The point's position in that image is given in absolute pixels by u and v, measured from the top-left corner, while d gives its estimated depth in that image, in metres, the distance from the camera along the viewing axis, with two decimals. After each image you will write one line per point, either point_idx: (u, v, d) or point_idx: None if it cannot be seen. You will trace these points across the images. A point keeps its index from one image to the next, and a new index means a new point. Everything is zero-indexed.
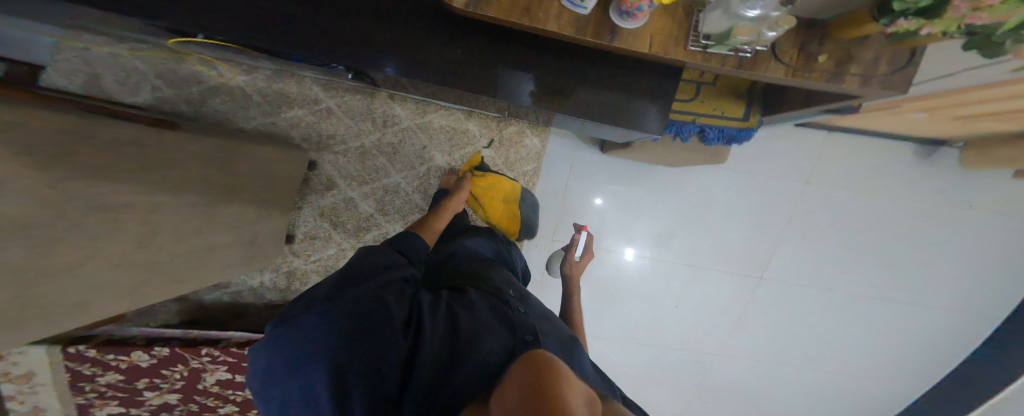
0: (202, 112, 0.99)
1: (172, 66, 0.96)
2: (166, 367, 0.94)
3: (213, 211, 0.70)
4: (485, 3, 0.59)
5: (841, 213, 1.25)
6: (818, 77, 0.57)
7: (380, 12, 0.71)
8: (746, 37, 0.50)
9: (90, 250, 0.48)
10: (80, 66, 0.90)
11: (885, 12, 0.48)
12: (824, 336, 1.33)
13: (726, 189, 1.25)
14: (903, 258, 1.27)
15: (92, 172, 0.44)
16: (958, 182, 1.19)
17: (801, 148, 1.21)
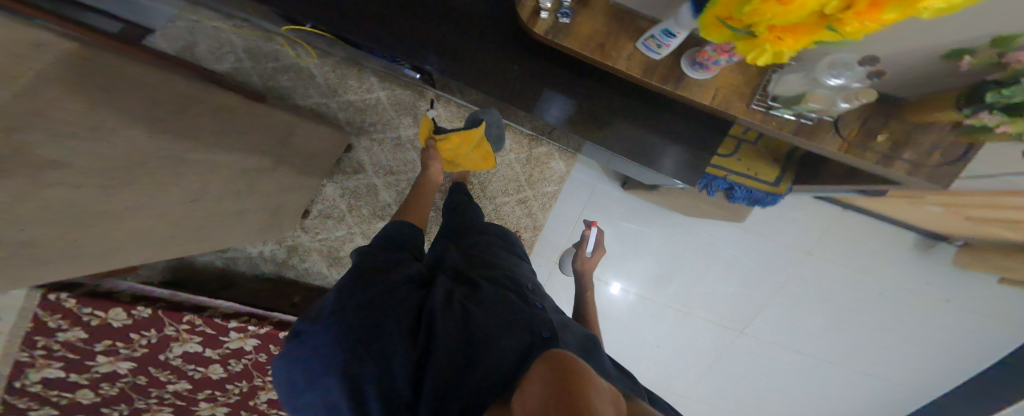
0: (271, 85, 1.09)
1: (259, 43, 1.08)
2: (141, 330, 0.84)
3: (229, 172, 0.68)
4: (565, 35, 0.64)
5: (833, 288, 1.30)
6: (872, 156, 0.59)
7: (457, 22, 0.81)
8: (819, 104, 0.53)
9: (93, 189, 0.47)
10: (183, 34, 1.04)
11: (973, 102, 0.56)
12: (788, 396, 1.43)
13: (731, 246, 1.30)
14: (877, 338, 1.34)
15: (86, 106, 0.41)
16: (947, 280, 1.24)
17: (814, 219, 1.23)
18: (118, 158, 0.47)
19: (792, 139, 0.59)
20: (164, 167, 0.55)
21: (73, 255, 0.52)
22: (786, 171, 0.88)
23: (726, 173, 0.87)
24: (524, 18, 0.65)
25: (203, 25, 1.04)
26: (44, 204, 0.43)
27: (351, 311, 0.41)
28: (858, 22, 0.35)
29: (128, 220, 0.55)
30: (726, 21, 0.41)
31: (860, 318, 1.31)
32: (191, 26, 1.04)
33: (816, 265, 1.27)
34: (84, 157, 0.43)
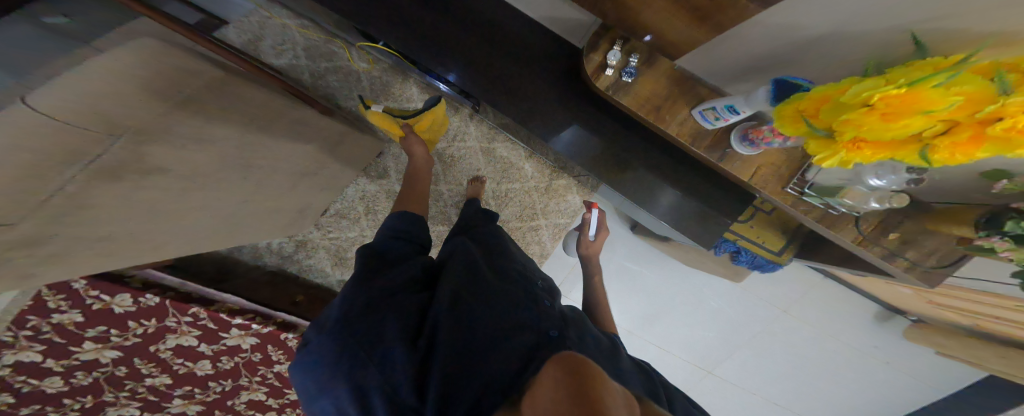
0: (318, 83, 1.11)
1: (318, 42, 1.12)
2: (142, 318, 0.77)
3: (276, 167, 0.67)
4: (627, 93, 0.70)
5: (801, 347, 1.41)
6: (879, 251, 0.62)
7: (519, 61, 0.92)
8: (852, 199, 0.58)
9: (167, 186, 0.47)
10: (252, 28, 1.08)
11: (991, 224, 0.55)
12: None
13: (718, 295, 1.40)
14: (831, 395, 1.46)
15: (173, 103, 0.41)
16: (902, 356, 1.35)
17: (795, 280, 1.34)
18: (196, 159, 0.49)
19: (815, 225, 0.65)
20: (231, 167, 0.56)
21: (138, 249, 0.52)
22: (789, 243, 0.95)
23: (738, 237, 0.95)
24: (589, 72, 0.72)
25: (274, 23, 1.09)
26: (135, 199, 0.44)
27: (353, 317, 0.42)
28: (949, 151, 0.39)
29: (190, 217, 0.55)
30: (811, 119, 0.46)
31: (816, 375, 1.43)
32: (262, 22, 1.08)
33: (789, 324, 1.38)
34: (167, 155, 0.44)
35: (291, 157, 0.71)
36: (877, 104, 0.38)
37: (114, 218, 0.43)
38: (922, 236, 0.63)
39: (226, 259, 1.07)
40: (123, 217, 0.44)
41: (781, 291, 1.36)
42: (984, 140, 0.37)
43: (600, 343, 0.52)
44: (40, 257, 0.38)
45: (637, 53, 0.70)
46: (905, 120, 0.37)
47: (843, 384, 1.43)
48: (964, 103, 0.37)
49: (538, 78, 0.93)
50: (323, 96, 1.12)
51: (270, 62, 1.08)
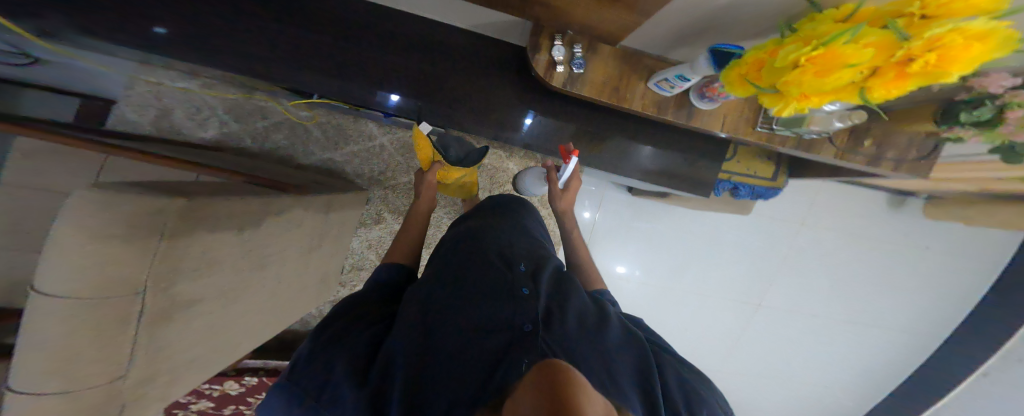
0: (267, 146, 1.13)
1: (239, 101, 1.10)
2: (253, 394, 1.07)
3: (280, 254, 0.72)
4: (583, 84, 0.72)
5: (828, 252, 1.43)
6: (860, 159, 0.69)
7: (465, 74, 0.93)
8: (817, 125, 0.63)
9: (191, 309, 0.52)
10: (149, 101, 1.05)
11: (948, 117, 0.60)
12: (812, 357, 1.52)
13: (733, 228, 1.43)
14: (877, 290, 1.45)
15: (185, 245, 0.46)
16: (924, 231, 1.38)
17: (800, 193, 1.38)
18: (222, 279, 0.56)
19: (796, 152, 0.70)
20: (251, 271, 0.64)
21: (221, 356, 0.64)
22: (779, 165, 0.98)
23: (731, 175, 0.99)
24: (539, 72, 0.72)
25: (171, 90, 1.06)
26: (197, 324, 0.54)
27: (300, 366, 0.42)
28: (885, 89, 0.43)
29: (243, 319, 0.66)
30: (755, 81, 0.48)
31: (857, 276, 1.44)
32: (155, 91, 1.05)
33: (812, 234, 1.42)
34: (199, 288, 0.52)
35: (300, 237, 0.78)
36: (805, 62, 0.41)
37: (191, 340, 0.54)
38: (895, 134, 0.69)
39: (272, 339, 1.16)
40: (196, 339, 0.55)
41: (791, 207, 1.40)
42: (910, 77, 0.41)
43: (589, 321, 0.51)
44: (160, 384, 0.50)
45: (579, 42, 0.71)
46: (834, 75, 0.40)
47: (883, 275, 1.44)
48: (878, 51, 0.42)
49: (491, 84, 0.94)
50: (278, 158, 1.15)
51: (201, 136, 1.10)
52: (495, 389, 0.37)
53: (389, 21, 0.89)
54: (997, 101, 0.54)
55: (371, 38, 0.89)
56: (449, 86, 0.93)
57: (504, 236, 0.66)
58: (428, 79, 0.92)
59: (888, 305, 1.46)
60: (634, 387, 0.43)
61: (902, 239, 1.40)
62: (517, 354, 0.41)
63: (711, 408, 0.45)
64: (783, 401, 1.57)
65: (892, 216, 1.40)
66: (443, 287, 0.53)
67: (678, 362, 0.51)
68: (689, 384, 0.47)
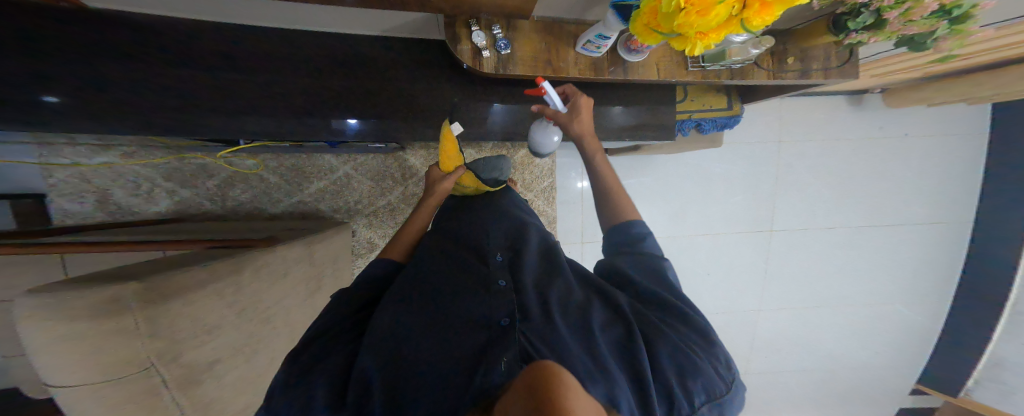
0: (229, 204, 1.17)
1: (176, 165, 1.12)
2: None
3: (287, 304, 0.73)
4: (514, 65, 0.70)
5: (816, 163, 1.42)
6: (789, 76, 0.72)
7: (398, 82, 0.92)
8: (737, 56, 0.65)
9: (211, 373, 0.53)
10: (80, 185, 1.07)
11: (840, 28, 0.63)
12: (843, 272, 1.50)
13: (717, 164, 1.41)
14: (878, 187, 1.44)
15: (175, 315, 0.47)
16: (890, 117, 1.41)
17: (766, 115, 1.39)
18: (231, 338, 0.58)
19: (731, 82, 0.71)
20: (259, 327, 0.64)
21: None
22: (730, 95, 0.97)
23: (689, 114, 0.97)
24: (466, 62, 0.70)
25: (96, 168, 1.07)
26: (229, 380, 0.57)
27: (280, 395, 0.44)
28: (758, 18, 0.42)
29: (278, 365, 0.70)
30: (656, 27, 0.47)
31: (857, 179, 1.43)
32: (80, 174, 1.06)
33: (794, 148, 1.41)
34: (209, 352, 0.53)
35: (303, 280, 0.79)
36: (687, 5, 0.39)
37: (231, 392, 0.57)
38: (812, 48, 0.73)
39: None
40: (235, 391, 0.58)
41: (762, 131, 1.40)
42: (773, 3, 0.41)
43: (571, 309, 0.53)
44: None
45: (496, 24, 0.70)
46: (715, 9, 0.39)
47: (879, 171, 1.43)
48: None
49: (430, 84, 0.94)
50: (246, 212, 1.19)
51: (155, 210, 1.13)
52: (474, 392, 0.38)
53: (304, 46, 0.86)
54: (871, 6, 0.59)
55: (297, 66, 0.86)
56: (384, 101, 0.93)
57: (479, 232, 0.68)
58: (363, 96, 0.91)
59: (898, 199, 1.44)
60: (619, 364, 0.46)
61: (878, 132, 1.41)
62: (494, 351, 0.43)
63: (707, 378, 0.46)
64: (829, 323, 1.53)
65: (857, 116, 1.41)
66: (421, 296, 0.55)
67: (672, 329, 0.52)
68: (681, 352, 0.47)
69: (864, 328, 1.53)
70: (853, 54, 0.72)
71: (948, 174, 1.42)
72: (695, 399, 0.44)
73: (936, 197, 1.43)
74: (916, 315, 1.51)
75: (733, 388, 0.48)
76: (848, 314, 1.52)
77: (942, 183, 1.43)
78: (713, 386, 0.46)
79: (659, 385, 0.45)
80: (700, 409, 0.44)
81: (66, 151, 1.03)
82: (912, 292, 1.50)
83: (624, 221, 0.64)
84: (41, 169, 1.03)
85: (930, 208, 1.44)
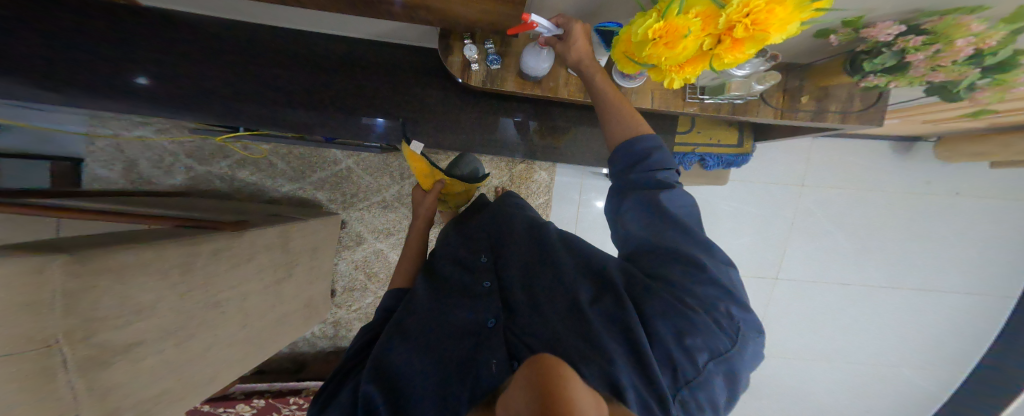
0: (235, 184, 1.18)
1: (198, 144, 1.13)
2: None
3: (247, 295, 0.70)
4: (502, 80, 0.69)
5: (839, 212, 1.32)
6: (802, 117, 0.67)
7: (406, 83, 0.92)
8: (738, 91, 0.59)
9: (133, 356, 0.48)
10: (113, 155, 1.09)
11: (856, 69, 0.60)
12: (853, 329, 1.38)
13: (729, 201, 1.33)
14: (907, 245, 1.32)
15: (98, 289, 0.42)
16: (939, 172, 1.27)
17: (793, 153, 1.29)
18: (168, 319, 0.52)
19: (735, 117, 0.67)
20: (203, 311, 0.59)
21: (201, 388, 0.61)
22: (742, 130, 0.91)
23: (693, 146, 0.91)
24: (456, 74, 0.68)
25: (131, 141, 1.10)
26: (149, 364, 0.50)
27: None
28: (731, 56, 0.39)
29: (219, 349, 0.64)
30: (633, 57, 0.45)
31: (882, 233, 1.32)
32: (117, 144, 1.09)
33: (817, 194, 1.31)
34: (133, 332, 0.47)
35: (271, 266, 0.77)
36: (654, 37, 0.38)
37: (152, 375, 0.51)
38: (833, 87, 0.67)
39: (294, 354, 1.27)
40: (156, 375, 0.51)
41: (787, 171, 1.30)
42: (743, 42, 0.38)
43: (557, 293, 0.51)
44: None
45: (490, 39, 0.68)
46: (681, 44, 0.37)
47: (911, 227, 1.31)
48: (705, 20, 0.38)
49: (439, 87, 0.93)
50: (248, 194, 1.18)
51: (172, 183, 1.14)
52: (471, 396, 0.41)
53: (326, 51, 0.88)
54: (894, 46, 0.54)
55: (314, 62, 0.88)
56: (391, 100, 0.93)
57: (464, 243, 0.69)
58: (371, 92, 0.92)
59: (928, 260, 1.33)
60: (619, 343, 0.43)
61: (922, 187, 1.28)
62: (485, 355, 0.44)
63: (710, 335, 0.43)
64: (832, 381, 1.41)
65: (901, 165, 1.28)
66: (410, 305, 0.55)
67: (669, 283, 0.46)
68: (677, 313, 0.44)
69: (866, 389, 1.41)
70: (882, 97, 0.66)
71: (989, 242, 1.29)
72: (697, 359, 0.42)
73: (970, 264, 1.31)
74: (922, 382, 1.38)
75: (741, 340, 0.44)
76: (851, 373, 1.41)
77: (980, 250, 1.30)
78: (717, 343, 0.43)
79: (660, 354, 0.43)
80: (707, 368, 0.42)
81: (112, 124, 1.07)
82: (926, 360, 1.37)
83: (627, 138, 0.52)
84: (85, 139, 1.07)
85: (959, 273, 1.32)
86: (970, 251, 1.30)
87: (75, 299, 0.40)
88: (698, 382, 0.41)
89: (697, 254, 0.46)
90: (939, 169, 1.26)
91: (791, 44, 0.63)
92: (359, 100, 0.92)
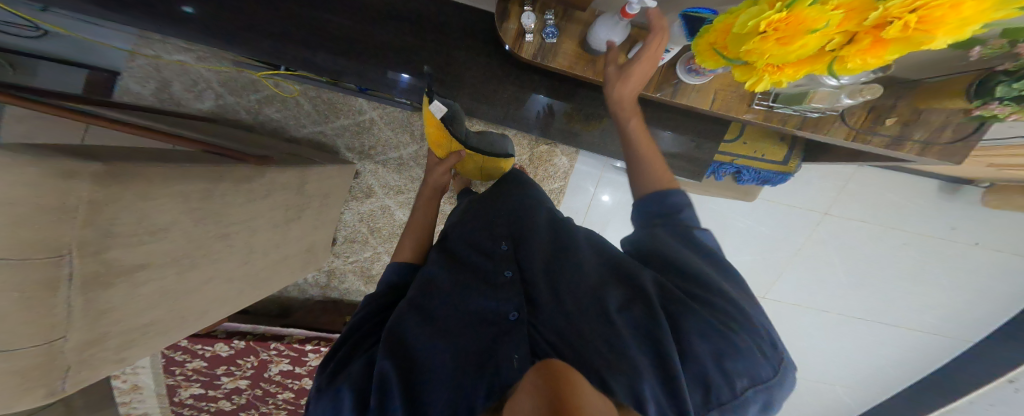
0: (260, 119, 1.15)
1: (232, 74, 1.10)
2: (242, 357, 1.04)
3: (257, 233, 0.66)
4: (553, 55, 0.66)
5: (852, 246, 1.31)
6: (879, 142, 0.62)
7: (454, 43, 0.88)
8: (820, 103, 0.57)
9: (138, 277, 0.42)
10: (149, 72, 1.07)
11: (982, 93, 0.54)
12: (820, 355, 1.44)
13: (744, 218, 1.32)
14: (910, 287, 1.31)
15: (127, 200, 0.37)
16: (973, 220, 1.23)
17: (828, 180, 1.25)
18: (177, 244, 0.46)
19: (799, 132, 0.63)
20: (212, 242, 0.53)
21: (191, 321, 0.56)
22: (793, 147, 0.88)
23: (734, 157, 0.89)
24: (507, 42, 0.65)
25: (169, 63, 1.07)
26: (147, 292, 0.45)
27: (315, 402, 0.44)
28: (859, 58, 0.39)
29: (218, 288, 0.59)
30: (723, 51, 0.43)
31: (886, 271, 1.31)
32: (155, 63, 1.06)
33: (837, 225, 1.29)
34: (142, 254, 0.42)
35: (286, 205, 0.74)
36: (768, 28, 0.36)
37: (148, 302, 0.45)
38: (926, 112, 0.62)
39: (284, 298, 1.28)
40: (151, 303, 0.46)
41: (815, 196, 1.27)
42: (888, 43, 0.37)
43: (586, 298, 0.50)
44: (114, 345, 0.43)
45: (552, 9, 0.64)
46: (799, 42, 0.35)
47: (921, 272, 1.30)
48: (852, 13, 0.37)
49: (486, 50, 0.88)
50: (272, 131, 1.17)
51: (199, 108, 1.11)
52: (491, 387, 0.40)
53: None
54: None
55: (368, 10, 0.86)
56: (436, 57, 0.89)
57: (484, 229, 0.66)
58: (416, 44, 0.88)
59: (925, 305, 1.33)
60: (648, 358, 0.42)
61: (947, 233, 1.25)
62: (506, 348, 0.44)
63: (753, 359, 0.41)
64: None
65: (940, 207, 1.24)
66: (430, 286, 0.55)
67: (705, 306, 0.45)
68: (717, 334, 0.42)
69: (802, 402, 1.53)
70: (978, 131, 0.59)
71: (997, 298, 1.27)
72: (736, 384, 0.40)
73: (965, 315, 1.31)
74: (849, 401, 1.50)
75: (782, 369, 0.42)
76: (800, 390, 1.50)
77: (982, 304, 1.29)
78: (759, 369, 0.41)
79: (694, 374, 0.41)
80: (745, 395, 0.40)
81: (154, 44, 1.04)
82: (870, 389, 1.47)
83: (658, 190, 0.53)
84: (127, 54, 1.05)
85: (944, 321, 1.33)
86: (967, 303, 1.30)
87: (97, 210, 0.35)
88: (732, 407, 0.40)
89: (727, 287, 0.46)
90: (977, 217, 1.22)
91: (913, 58, 0.58)
92: (403, 51, 0.88)
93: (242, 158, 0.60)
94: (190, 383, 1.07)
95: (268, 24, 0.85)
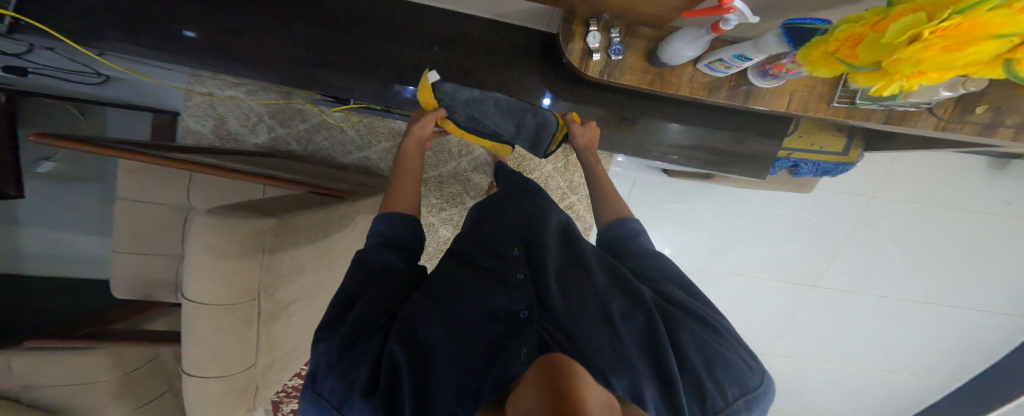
0: (310, 148, 1.19)
1: (280, 107, 1.13)
2: None
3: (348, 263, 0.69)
4: (621, 71, 0.67)
5: (903, 228, 1.29)
6: (970, 130, 0.62)
7: (501, 63, 0.91)
8: (917, 98, 0.58)
9: None
10: (206, 110, 1.12)
11: None
12: (873, 339, 1.42)
13: (788, 206, 1.32)
14: (962, 266, 1.30)
15: (288, 248, 0.48)
16: None
17: (873, 164, 1.24)
18: (308, 281, 0.56)
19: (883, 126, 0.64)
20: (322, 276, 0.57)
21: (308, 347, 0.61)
22: (853, 138, 0.89)
23: (791, 151, 0.92)
24: (574, 63, 0.66)
25: (223, 100, 1.11)
26: (292, 321, 0.56)
27: (326, 375, 0.38)
28: None
29: (319, 311, 0.63)
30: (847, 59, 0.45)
31: (937, 253, 1.30)
32: (210, 101, 1.10)
33: (885, 207, 1.28)
34: (290, 292, 0.53)
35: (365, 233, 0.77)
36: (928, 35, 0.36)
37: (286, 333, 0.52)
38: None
39: None
40: (293, 330, 0.57)
41: (861, 181, 1.26)
42: None
43: (593, 301, 0.46)
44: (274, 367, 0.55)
45: (617, 27, 0.65)
46: (973, 48, 0.36)
47: (973, 249, 1.28)
48: None
49: (533, 67, 0.91)
50: (321, 158, 1.21)
51: (255, 142, 1.16)
52: (496, 381, 0.35)
53: (430, 27, 0.88)
54: None
55: (421, 40, 0.89)
56: (485, 77, 0.91)
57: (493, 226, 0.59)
58: (465, 67, 0.91)
59: (981, 282, 1.30)
60: (645, 361, 0.41)
61: (1001, 208, 1.23)
62: (513, 344, 0.40)
63: (741, 372, 0.42)
64: (830, 382, 1.50)
65: (989, 184, 1.23)
66: (434, 273, 0.50)
67: (695, 323, 0.47)
68: (709, 346, 0.43)
69: (858, 387, 1.50)
70: None
71: None
72: (728, 392, 0.40)
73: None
74: (908, 384, 1.47)
75: (765, 381, 0.43)
76: (852, 375, 1.49)
77: None
78: (747, 380, 0.42)
79: (689, 380, 0.41)
80: (736, 404, 0.40)
81: (206, 82, 1.08)
82: (929, 372, 1.44)
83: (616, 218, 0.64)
84: (183, 94, 1.09)
85: (999, 298, 1.31)
86: None
87: (274, 259, 0.47)
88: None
89: (711, 316, 0.48)
90: None
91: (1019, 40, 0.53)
92: (452, 73, 0.91)
93: (341, 195, 0.63)
94: (290, 400, 1.11)
95: (328, 63, 0.89)
